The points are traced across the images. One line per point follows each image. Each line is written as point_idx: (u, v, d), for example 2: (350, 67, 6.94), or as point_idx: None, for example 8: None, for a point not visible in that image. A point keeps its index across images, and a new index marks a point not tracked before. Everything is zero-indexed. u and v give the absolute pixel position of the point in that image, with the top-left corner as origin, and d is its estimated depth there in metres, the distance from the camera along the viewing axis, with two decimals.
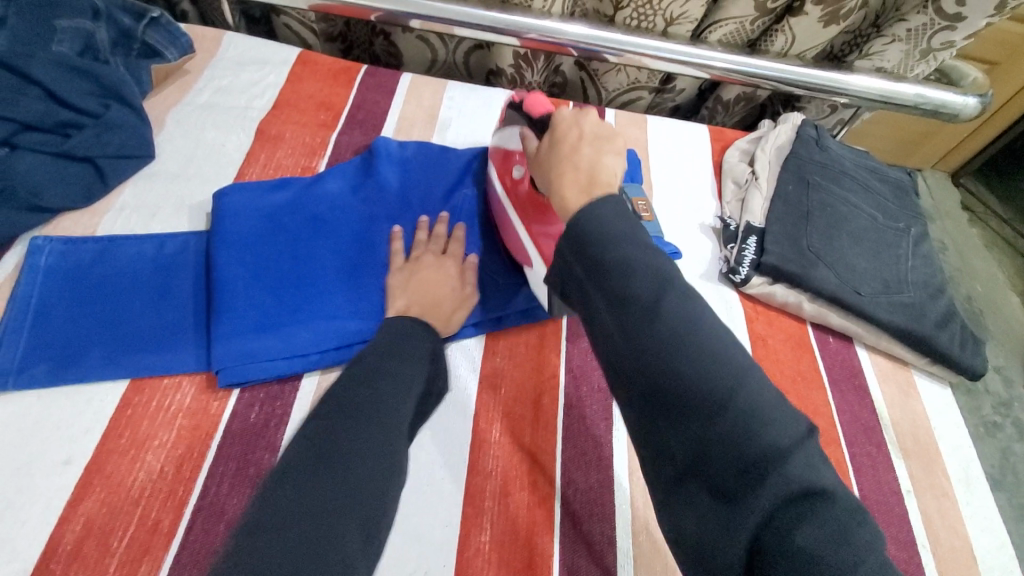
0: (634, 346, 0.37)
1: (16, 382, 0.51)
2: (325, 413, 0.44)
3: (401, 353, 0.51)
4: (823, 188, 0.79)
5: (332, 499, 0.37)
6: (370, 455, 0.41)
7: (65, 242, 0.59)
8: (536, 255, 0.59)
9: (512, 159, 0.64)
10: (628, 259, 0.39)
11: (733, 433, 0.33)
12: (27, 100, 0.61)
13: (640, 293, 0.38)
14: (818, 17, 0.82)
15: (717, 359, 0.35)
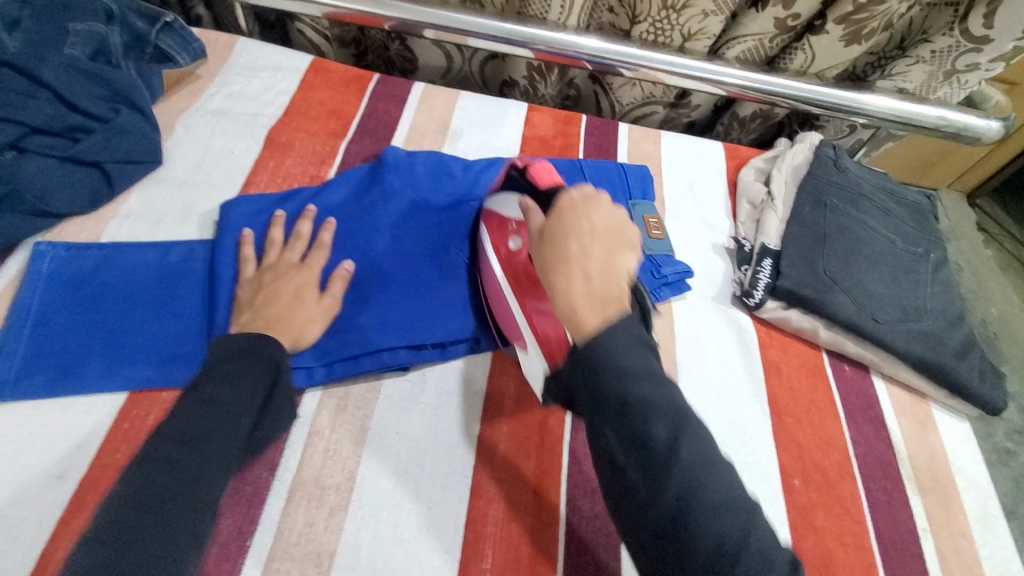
0: (620, 458, 0.41)
1: (13, 392, 0.50)
2: (159, 435, 0.42)
3: (247, 370, 0.47)
4: (841, 211, 0.77)
5: (158, 537, 0.37)
6: (206, 485, 0.40)
7: (69, 248, 0.59)
8: (530, 336, 0.55)
9: (508, 226, 0.60)
10: (628, 355, 0.42)
11: (700, 526, 0.38)
12: (36, 104, 0.62)
13: (634, 386, 0.41)
14: (839, 36, 0.80)
15: (701, 459, 0.40)
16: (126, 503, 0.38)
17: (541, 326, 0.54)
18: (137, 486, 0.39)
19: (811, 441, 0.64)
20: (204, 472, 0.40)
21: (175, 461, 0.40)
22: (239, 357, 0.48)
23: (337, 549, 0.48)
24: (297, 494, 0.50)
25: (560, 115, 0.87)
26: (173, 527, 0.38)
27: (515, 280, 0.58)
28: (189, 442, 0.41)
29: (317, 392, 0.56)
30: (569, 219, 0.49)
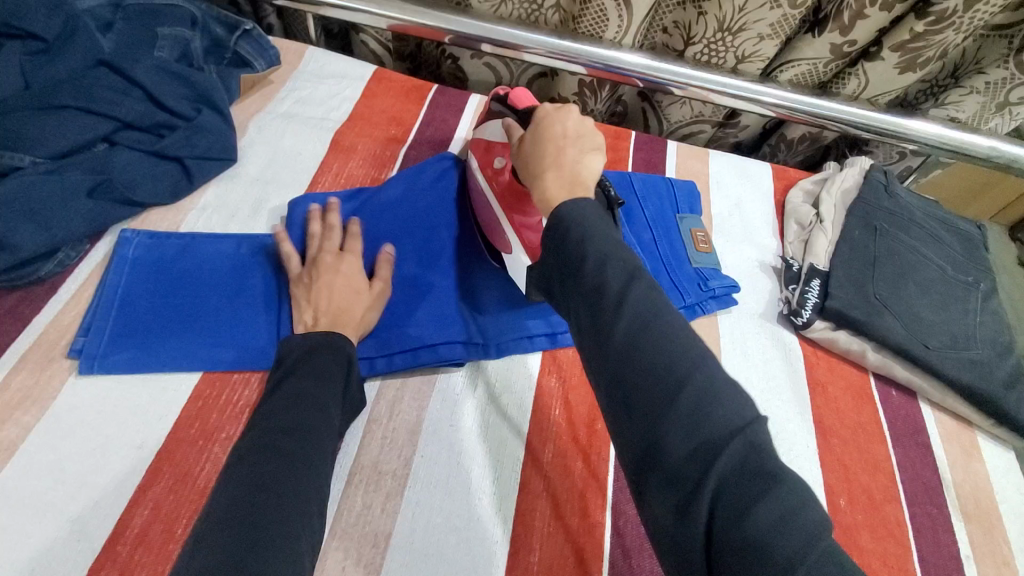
0: (625, 375, 0.36)
1: (99, 366, 0.54)
2: (259, 428, 0.44)
3: (323, 374, 0.50)
4: (891, 236, 0.77)
5: (283, 513, 0.39)
6: (312, 471, 0.43)
7: (151, 235, 0.63)
8: (516, 244, 0.61)
9: (493, 150, 0.66)
10: (604, 265, 0.39)
11: (686, 425, 0.33)
12: (130, 102, 0.66)
13: (606, 286, 0.38)
14: (895, 63, 0.81)
15: (673, 354, 0.36)
16: (243, 483, 0.40)
17: (525, 235, 0.60)
18: (246, 472, 0.41)
19: (856, 463, 0.64)
20: (308, 458, 0.43)
21: (282, 448, 0.43)
22: (321, 356, 0.51)
23: (392, 534, 0.50)
24: (356, 477, 0.53)
25: (611, 130, 0.89)
26: (291, 506, 0.40)
27: (502, 195, 0.63)
28: (291, 432, 0.44)
29: (377, 382, 0.59)
30: (551, 129, 0.50)
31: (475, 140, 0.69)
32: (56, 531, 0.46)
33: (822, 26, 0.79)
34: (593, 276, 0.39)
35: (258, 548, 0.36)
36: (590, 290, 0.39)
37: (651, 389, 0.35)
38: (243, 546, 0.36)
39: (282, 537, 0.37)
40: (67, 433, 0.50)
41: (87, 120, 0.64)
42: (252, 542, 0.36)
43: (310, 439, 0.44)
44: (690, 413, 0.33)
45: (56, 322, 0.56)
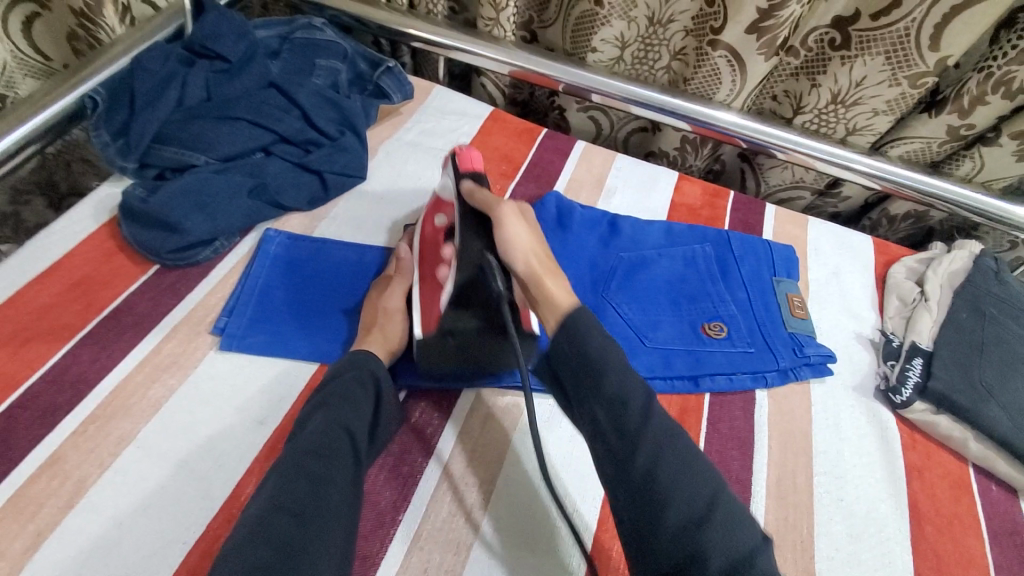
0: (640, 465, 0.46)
1: (238, 345, 0.60)
2: (296, 448, 0.48)
3: (349, 396, 0.53)
4: (1001, 324, 0.74)
5: (304, 536, 0.42)
6: (332, 486, 0.46)
7: (290, 236, 0.70)
8: (420, 318, 0.60)
9: (437, 208, 0.64)
10: (629, 390, 0.48)
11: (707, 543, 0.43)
12: (289, 119, 0.76)
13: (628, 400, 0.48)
14: (1013, 151, 0.80)
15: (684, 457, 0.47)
16: (270, 506, 0.43)
17: (426, 296, 0.60)
18: (283, 493, 0.44)
19: (952, 558, 0.60)
20: (334, 478, 0.46)
21: (309, 468, 0.46)
22: (348, 378, 0.54)
23: (473, 545, 0.52)
24: (445, 483, 0.56)
25: (709, 187, 0.91)
26: (313, 529, 0.43)
27: (426, 261, 0.63)
28: (320, 454, 0.47)
29: (471, 397, 0.62)
30: (510, 242, 0.53)
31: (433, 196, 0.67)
32: (184, 486, 0.51)
33: (941, 108, 0.80)
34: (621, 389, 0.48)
35: (287, 567, 0.40)
36: (614, 407, 0.48)
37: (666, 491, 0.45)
38: (272, 568, 0.40)
39: (302, 562, 0.41)
40: (204, 399, 0.56)
41: (252, 132, 0.73)
42: (272, 566, 0.40)
43: (336, 459, 0.47)
44: (680, 510, 0.44)
45: (204, 301, 0.63)
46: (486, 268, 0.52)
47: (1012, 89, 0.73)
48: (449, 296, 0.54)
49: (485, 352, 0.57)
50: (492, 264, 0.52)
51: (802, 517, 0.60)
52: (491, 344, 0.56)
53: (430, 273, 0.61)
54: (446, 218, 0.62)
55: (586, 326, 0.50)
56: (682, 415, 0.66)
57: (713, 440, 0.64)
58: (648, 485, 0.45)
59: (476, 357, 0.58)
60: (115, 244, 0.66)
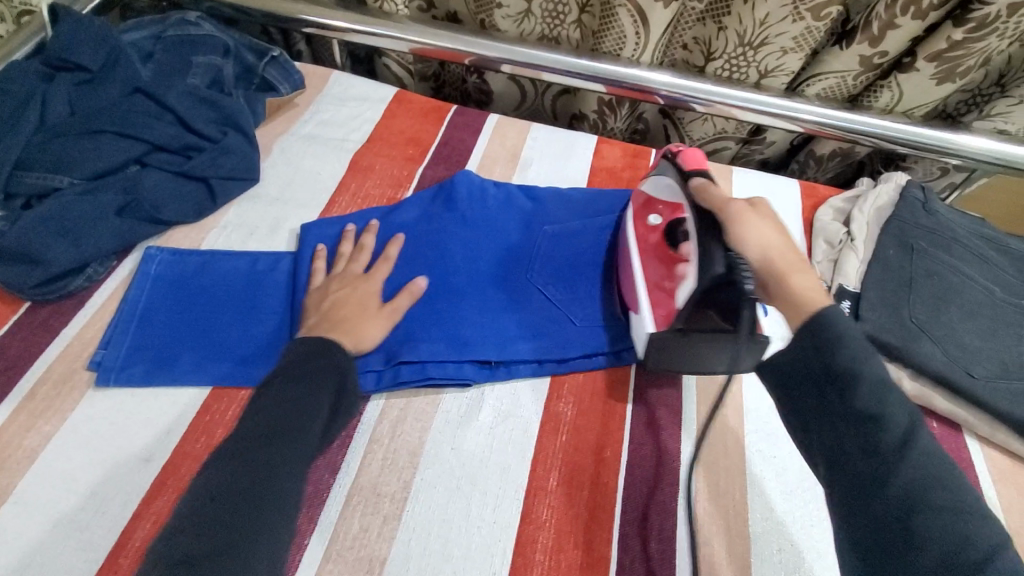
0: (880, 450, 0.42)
1: (117, 379, 0.56)
2: (247, 428, 0.45)
3: (309, 377, 0.50)
4: (930, 256, 0.72)
5: (254, 513, 0.40)
6: (296, 466, 0.44)
7: (173, 253, 0.65)
8: (648, 306, 0.59)
9: (654, 206, 0.66)
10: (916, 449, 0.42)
11: (914, 512, 0.40)
12: (161, 126, 0.70)
13: (887, 405, 0.43)
14: (931, 74, 0.77)
15: (925, 469, 0.41)
16: (215, 486, 0.41)
17: (659, 287, 0.59)
18: (227, 474, 0.42)
19: None
20: (287, 465, 0.43)
21: (259, 453, 0.43)
22: (311, 361, 0.51)
23: (388, 559, 0.50)
24: (355, 498, 0.52)
25: (629, 148, 0.87)
26: (267, 507, 0.41)
27: (651, 261, 0.62)
28: (266, 441, 0.44)
29: (381, 400, 0.59)
30: (747, 237, 0.52)
31: (636, 194, 0.69)
32: (64, 540, 0.47)
33: (851, 39, 0.77)
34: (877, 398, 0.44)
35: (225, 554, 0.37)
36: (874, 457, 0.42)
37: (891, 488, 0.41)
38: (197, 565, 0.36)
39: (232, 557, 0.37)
40: (81, 443, 0.52)
41: (120, 144, 0.68)
42: (194, 561, 0.37)
43: (290, 441, 0.44)
44: (925, 511, 0.40)
45: (81, 335, 0.59)
46: (730, 258, 0.51)
47: (923, 8, 0.70)
48: (692, 292, 0.53)
49: (706, 359, 0.56)
50: (734, 258, 0.51)
51: (736, 480, 0.58)
52: (712, 353, 0.55)
53: (660, 281, 0.60)
54: (666, 220, 0.64)
55: (821, 320, 0.47)
56: (610, 386, 0.63)
57: (641, 411, 0.61)
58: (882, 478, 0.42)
59: (687, 361, 0.57)
60: None
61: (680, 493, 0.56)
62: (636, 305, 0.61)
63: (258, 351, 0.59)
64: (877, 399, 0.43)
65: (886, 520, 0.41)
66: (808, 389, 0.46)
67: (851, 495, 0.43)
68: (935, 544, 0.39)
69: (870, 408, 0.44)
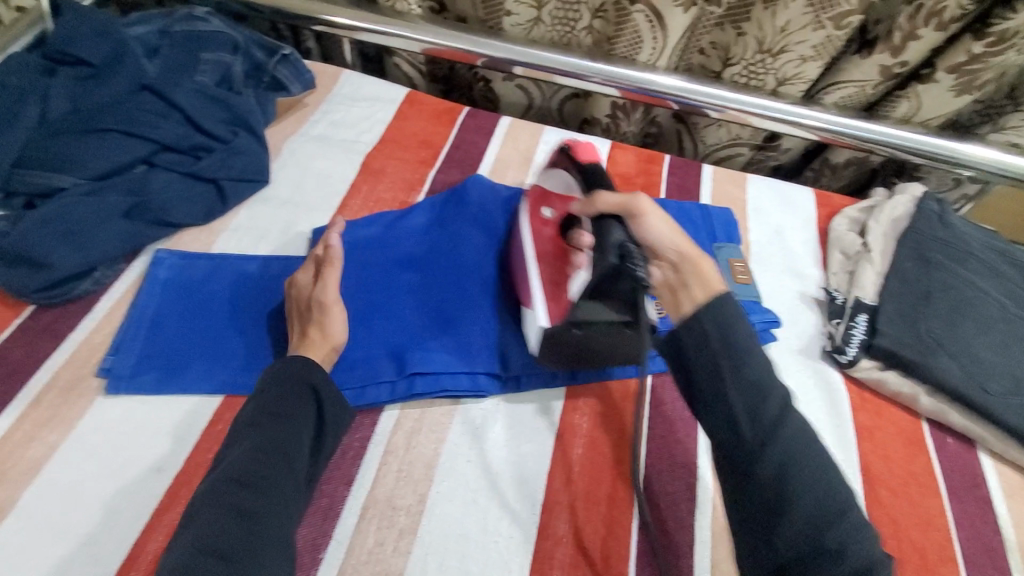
0: (768, 454, 0.44)
1: (127, 387, 0.54)
2: (220, 479, 0.44)
3: (282, 411, 0.49)
4: (947, 269, 0.71)
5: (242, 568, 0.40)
6: (281, 513, 0.44)
7: (183, 256, 0.64)
8: (541, 302, 0.59)
9: (545, 199, 0.65)
10: (816, 457, 0.44)
11: (820, 522, 0.42)
12: (170, 125, 0.68)
13: (792, 409, 0.45)
14: (949, 85, 0.77)
15: (828, 481, 0.44)
16: (194, 548, 0.40)
17: (557, 283, 0.58)
18: (206, 535, 0.41)
19: (909, 519, 0.59)
20: (268, 513, 0.43)
21: (237, 506, 0.43)
22: (283, 391, 0.50)
23: (404, 573, 0.49)
24: (370, 512, 0.52)
25: (644, 153, 0.86)
26: (258, 559, 0.41)
27: (546, 257, 0.61)
28: (245, 484, 0.44)
29: (396, 410, 0.58)
30: (652, 234, 0.52)
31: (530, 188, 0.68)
32: (73, 553, 0.46)
33: (872, 48, 0.76)
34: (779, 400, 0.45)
35: None
36: (784, 464, 0.43)
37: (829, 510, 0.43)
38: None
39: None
40: (90, 453, 0.51)
41: (127, 144, 0.66)
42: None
43: (270, 489, 0.44)
44: (811, 509, 0.42)
45: (88, 340, 0.57)
46: (622, 246, 0.50)
47: (944, 20, 0.69)
48: (586, 285, 0.53)
49: (609, 346, 0.57)
50: (630, 250, 0.50)
51: None
52: (618, 337, 0.56)
53: (555, 279, 0.59)
54: (558, 213, 0.63)
55: (719, 307, 0.48)
56: (627, 398, 0.62)
57: (658, 423, 0.61)
58: (783, 480, 0.43)
59: (605, 349, 0.57)
60: None
61: (698, 508, 0.56)
62: (533, 301, 0.60)
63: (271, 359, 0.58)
64: (757, 392, 0.45)
65: (776, 519, 0.43)
66: (705, 371, 0.46)
67: (745, 487, 0.45)
68: (818, 546, 0.42)
69: (773, 401, 0.45)
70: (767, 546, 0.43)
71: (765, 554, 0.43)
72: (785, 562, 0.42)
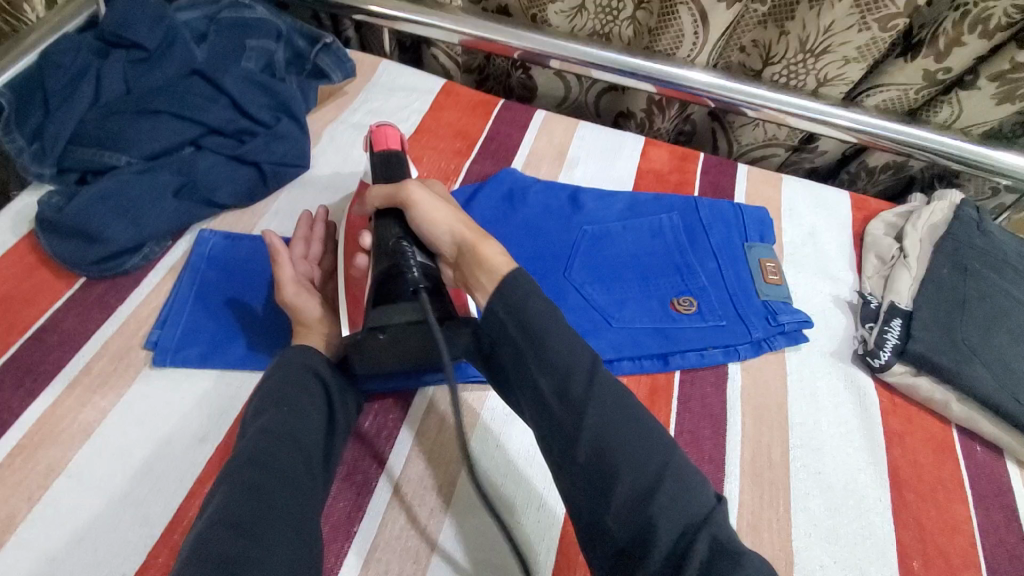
0: (583, 426, 0.43)
1: (173, 359, 0.57)
2: (234, 461, 0.44)
3: (291, 396, 0.49)
4: (984, 277, 0.70)
5: (258, 545, 0.39)
6: (297, 494, 0.43)
7: (226, 236, 0.66)
8: (347, 316, 0.56)
9: (355, 201, 0.62)
10: (630, 420, 0.44)
11: (644, 493, 0.41)
12: (217, 108, 0.70)
13: (576, 370, 0.45)
14: (992, 93, 0.75)
15: (647, 443, 0.43)
16: (210, 527, 0.39)
17: (360, 290, 0.55)
18: (224, 513, 0.40)
19: (937, 526, 0.58)
20: (284, 491, 0.43)
21: (251, 486, 0.42)
22: (288, 379, 0.50)
23: (434, 549, 0.50)
24: (401, 490, 0.53)
25: (678, 151, 0.86)
26: (275, 536, 0.40)
27: (349, 259, 0.59)
28: (260, 463, 0.43)
29: (428, 395, 0.59)
30: (426, 215, 0.53)
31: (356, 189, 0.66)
32: (121, 513, 0.48)
33: (915, 52, 0.75)
34: (563, 364, 0.45)
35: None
36: (599, 440, 0.43)
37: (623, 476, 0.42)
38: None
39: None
40: (138, 420, 0.53)
41: (177, 125, 0.68)
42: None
43: (285, 469, 0.44)
44: (633, 479, 0.42)
45: (136, 313, 0.60)
46: (399, 245, 0.51)
47: (989, 28, 0.69)
48: (375, 288, 0.51)
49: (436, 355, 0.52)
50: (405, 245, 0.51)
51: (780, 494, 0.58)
52: (424, 342, 0.49)
53: (357, 285, 0.56)
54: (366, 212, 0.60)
55: (513, 281, 0.48)
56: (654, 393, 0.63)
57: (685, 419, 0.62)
58: (602, 456, 0.42)
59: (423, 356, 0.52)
60: (38, 257, 0.62)
61: None
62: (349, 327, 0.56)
63: None
64: (565, 361, 0.45)
65: (605, 498, 0.42)
66: (513, 351, 0.47)
67: (572, 470, 0.44)
68: (641, 515, 0.41)
69: (567, 360, 0.45)
70: (606, 529, 0.42)
71: (604, 535, 0.42)
72: (612, 534, 0.42)
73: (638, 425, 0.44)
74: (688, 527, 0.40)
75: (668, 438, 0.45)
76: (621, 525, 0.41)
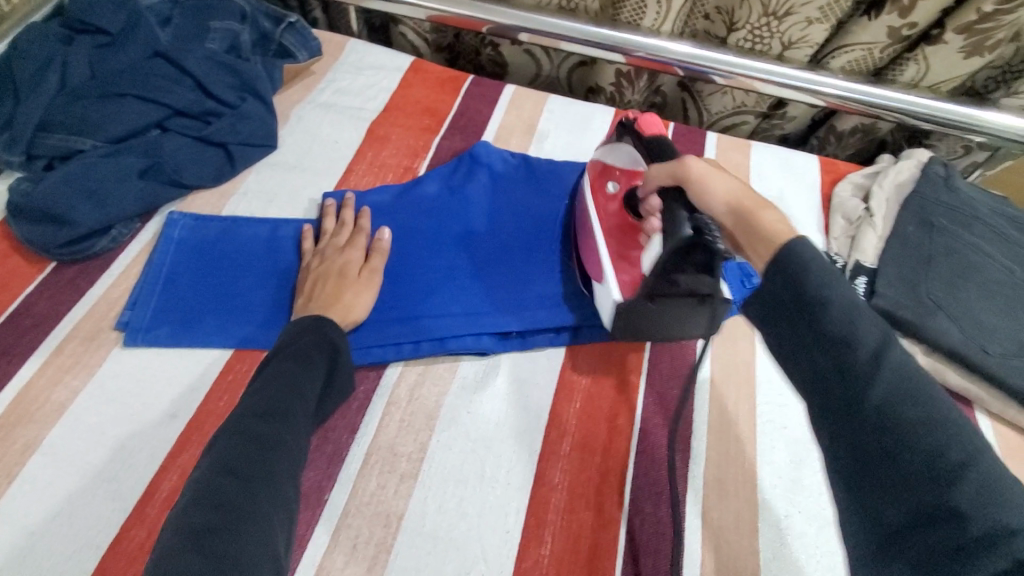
0: (863, 398, 0.36)
1: (143, 339, 0.57)
2: (239, 413, 0.44)
3: (301, 356, 0.50)
4: (950, 233, 0.71)
5: (255, 488, 0.39)
6: (292, 445, 0.44)
7: (195, 218, 0.66)
8: (613, 279, 0.59)
9: (611, 172, 0.66)
10: (907, 388, 0.35)
11: (928, 469, 0.34)
12: (181, 90, 0.70)
13: (859, 342, 0.37)
14: (959, 46, 0.75)
15: (929, 417, 0.35)
16: (210, 470, 0.39)
17: (632, 255, 0.59)
18: (223, 458, 0.40)
19: None
20: (283, 441, 0.43)
21: (254, 434, 0.42)
22: (307, 341, 0.51)
23: (406, 511, 0.51)
24: (373, 458, 0.54)
25: None
26: (272, 481, 0.41)
27: (612, 231, 0.62)
28: (264, 415, 0.44)
29: (398, 367, 0.60)
30: (709, 188, 0.48)
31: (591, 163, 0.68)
32: (95, 488, 0.49)
33: (879, 9, 0.75)
34: (845, 329, 0.38)
35: (238, 523, 0.37)
36: (878, 411, 0.35)
37: (888, 436, 0.35)
38: (216, 526, 0.36)
39: (243, 519, 0.37)
40: (108, 399, 0.54)
41: (141, 108, 0.68)
42: (210, 526, 0.36)
43: (284, 421, 0.44)
44: (917, 453, 0.34)
45: (106, 295, 0.60)
46: (697, 219, 0.48)
47: None
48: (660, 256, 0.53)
49: (673, 314, 0.56)
50: (703, 219, 0.48)
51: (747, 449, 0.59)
52: (690, 310, 0.55)
53: (621, 251, 0.60)
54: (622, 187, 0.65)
55: (796, 253, 0.40)
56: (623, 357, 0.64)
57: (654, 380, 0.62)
58: (885, 427, 0.35)
59: (671, 320, 0.56)
60: (7, 244, 0.62)
61: (692, 459, 0.57)
62: (602, 273, 0.61)
63: (279, 314, 0.61)
64: (846, 329, 0.37)
65: (861, 465, 0.36)
66: (790, 317, 0.40)
67: (834, 432, 0.38)
68: (928, 497, 0.33)
69: (843, 328, 0.38)
70: (880, 513, 0.35)
71: (882, 517, 0.35)
72: (890, 519, 0.34)
73: (920, 398, 0.35)
74: (991, 523, 0.31)
75: (975, 435, 0.35)
76: (913, 511, 0.34)
